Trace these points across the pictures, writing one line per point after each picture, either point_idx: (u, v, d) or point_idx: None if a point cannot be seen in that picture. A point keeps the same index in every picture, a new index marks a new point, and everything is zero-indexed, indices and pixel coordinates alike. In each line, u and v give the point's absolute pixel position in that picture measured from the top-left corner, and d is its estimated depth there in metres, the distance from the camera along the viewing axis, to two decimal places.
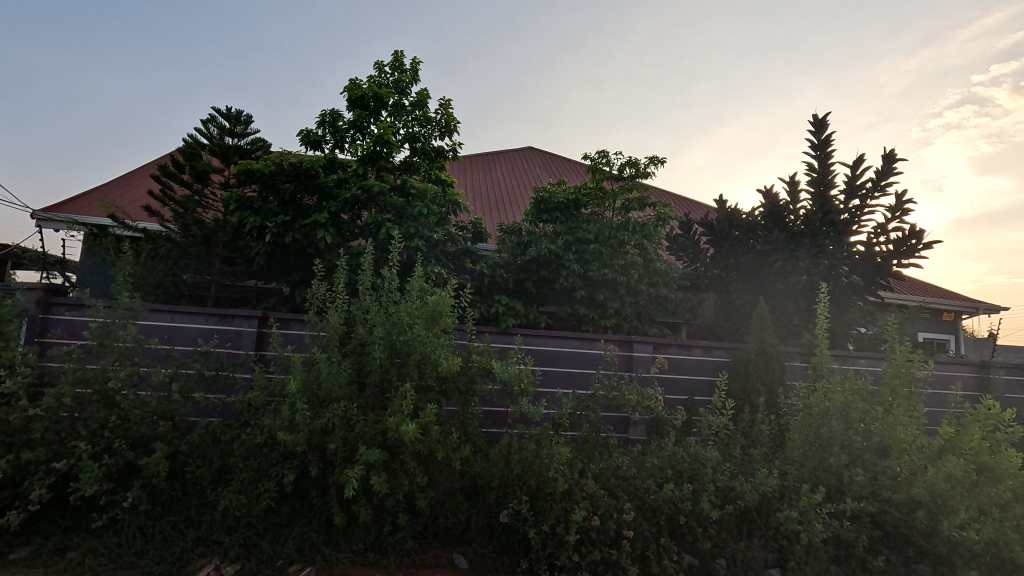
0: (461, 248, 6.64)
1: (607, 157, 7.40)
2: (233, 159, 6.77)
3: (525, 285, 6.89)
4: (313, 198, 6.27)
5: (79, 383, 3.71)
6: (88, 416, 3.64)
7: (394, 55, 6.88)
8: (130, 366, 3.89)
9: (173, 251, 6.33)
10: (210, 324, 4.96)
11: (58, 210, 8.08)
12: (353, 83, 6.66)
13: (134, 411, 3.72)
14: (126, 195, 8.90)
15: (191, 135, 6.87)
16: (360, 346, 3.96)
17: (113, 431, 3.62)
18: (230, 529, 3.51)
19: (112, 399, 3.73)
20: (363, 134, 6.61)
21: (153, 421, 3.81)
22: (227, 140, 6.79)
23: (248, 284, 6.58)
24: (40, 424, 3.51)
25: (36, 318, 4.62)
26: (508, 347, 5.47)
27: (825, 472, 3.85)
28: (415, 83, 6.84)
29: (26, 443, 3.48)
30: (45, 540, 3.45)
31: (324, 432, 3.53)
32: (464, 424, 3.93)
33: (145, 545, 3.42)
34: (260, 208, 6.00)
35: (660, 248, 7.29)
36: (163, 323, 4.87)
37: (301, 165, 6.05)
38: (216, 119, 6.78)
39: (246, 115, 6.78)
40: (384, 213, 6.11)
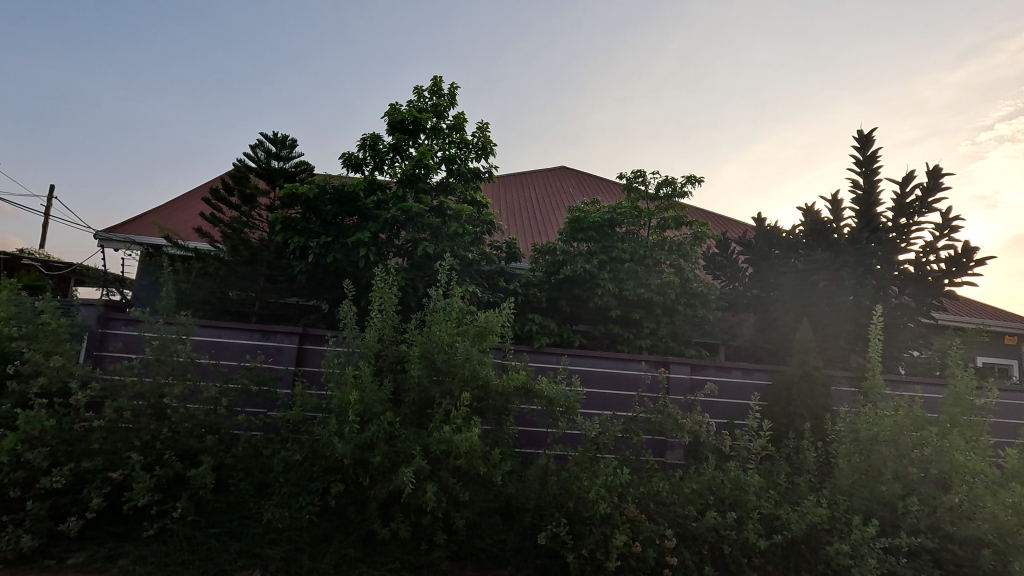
0: (495, 268, 6.72)
1: (642, 176, 7.35)
2: (278, 182, 7.09)
3: (558, 303, 6.88)
4: (353, 218, 6.45)
5: (136, 397, 3.90)
6: (142, 427, 3.81)
7: (433, 80, 7.09)
8: (182, 380, 4.09)
9: (221, 269, 6.62)
10: (254, 339, 5.15)
11: (118, 230, 8.59)
12: (394, 108, 6.88)
13: (183, 424, 3.89)
14: (179, 217, 9.40)
15: (240, 160, 7.21)
16: (397, 364, 4.03)
17: (165, 443, 3.80)
18: (271, 542, 3.59)
19: (164, 412, 3.90)
20: (402, 156, 6.82)
21: (201, 434, 3.97)
22: (274, 163, 7.10)
23: (289, 301, 6.81)
24: (99, 434, 3.70)
25: (95, 333, 4.91)
26: (546, 366, 5.46)
27: (878, 503, 3.64)
28: (452, 106, 7.03)
29: (85, 452, 3.67)
30: (98, 546, 3.58)
31: (367, 447, 3.58)
32: (500, 443, 3.92)
33: (190, 555, 3.50)
34: (303, 228, 6.22)
35: (697, 267, 7.18)
36: (209, 339, 5.08)
37: (344, 188, 6.26)
38: (264, 144, 7.11)
39: (292, 139, 7.09)
40: (420, 233, 6.26)
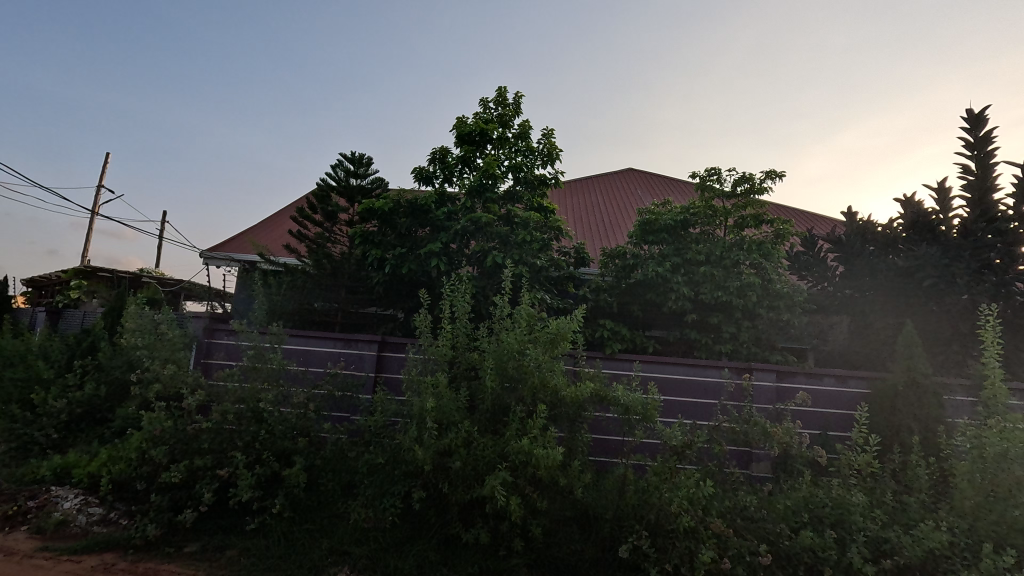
0: (565, 274, 6.70)
1: (717, 173, 7.04)
2: (357, 198, 7.52)
3: (630, 308, 6.72)
4: (425, 230, 6.68)
5: (237, 401, 4.26)
6: (243, 429, 4.15)
7: (498, 91, 7.23)
8: (275, 386, 4.41)
9: (307, 282, 7.09)
10: (337, 347, 5.47)
11: (220, 249, 9.48)
12: (461, 121, 7.08)
13: (278, 426, 4.20)
14: (270, 235, 10.22)
15: (323, 180, 7.73)
16: (471, 371, 4.11)
17: (263, 444, 4.12)
18: (358, 540, 3.77)
19: (261, 415, 4.22)
20: (470, 167, 6.98)
21: (294, 436, 4.26)
22: (352, 181, 7.54)
23: (369, 311, 7.17)
24: (208, 435, 4.07)
25: (202, 342, 5.44)
26: (620, 373, 5.36)
27: (1010, 530, 3.20)
28: (517, 115, 7.12)
29: (197, 450, 4.05)
30: (209, 537, 3.93)
31: (445, 452, 3.66)
32: (575, 451, 3.88)
33: (287, 549, 3.75)
34: (380, 241, 6.52)
35: (780, 267, 6.75)
36: (298, 348, 5.46)
37: (416, 202, 6.51)
38: (343, 163, 7.57)
39: (368, 157, 7.51)
40: (490, 242, 6.37)
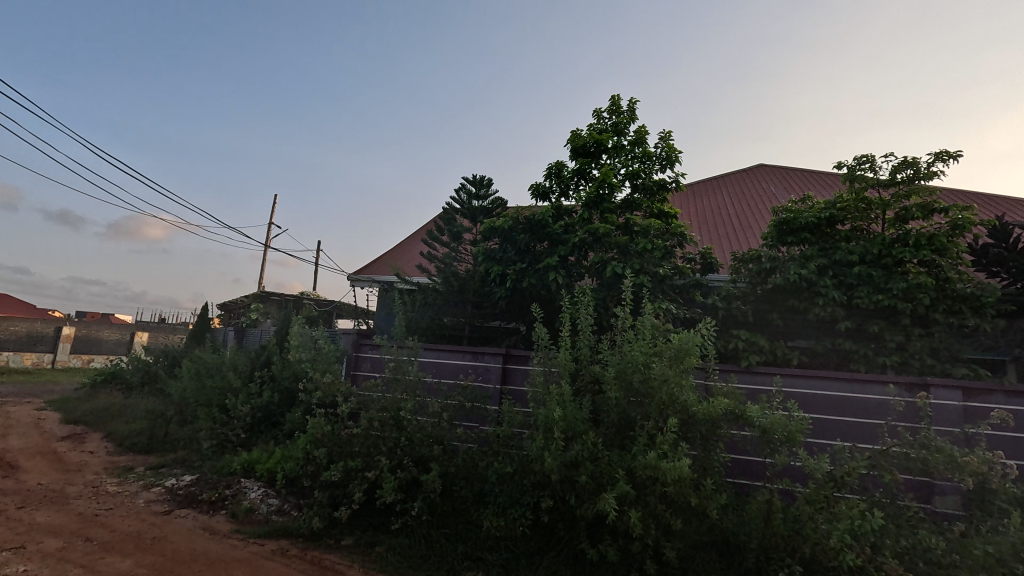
0: (690, 282, 6.36)
1: (870, 160, 6.20)
2: (479, 219, 7.93)
3: (769, 316, 6.04)
4: (544, 244, 6.77)
5: (381, 409, 4.68)
6: (386, 435, 4.55)
7: (612, 100, 7.15)
8: (413, 396, 4.77)
9: (437, 299, 7.59)
10: (465, 360, 5.78)
11: (363, 272, 10.61)
12: (575, 134, 7.12)
13: (416, 434, 4.56)
14: (405, 257, 11.18)
15: (448, 203, 8.28)
16: (594, 384, 4.06)
17: (404, 449, 4.49)
18: (491, 547, 3.92)
19: (402, 422, 4.60)
20: (586, 179, 6.97)
21: (430, 444, 4.57)
22: (474, 202, 7.98)
23: (493, 324, 7.48)
24: (359, 439, 4.53)
25: (351, 356, 6.11)
26: (760, 389, 4.90)
27: None
28: (632, 122, 6.98)
29: (350, 453, 4.54)
30: (362, 533, 4.36)
31: (572, 464, 3.65)
32: (711, 472, 3.62)
33: (427, 550, 4.02)
34: (501, 257, 6.75)
35: (960, 264, 5.70)
36: (431, 360, 5.88)
37: (535, 218, 6.66)
38: (466, 186, 8.04)
39: (488, 178, 7.89)
40: (609, 253, 6.27)
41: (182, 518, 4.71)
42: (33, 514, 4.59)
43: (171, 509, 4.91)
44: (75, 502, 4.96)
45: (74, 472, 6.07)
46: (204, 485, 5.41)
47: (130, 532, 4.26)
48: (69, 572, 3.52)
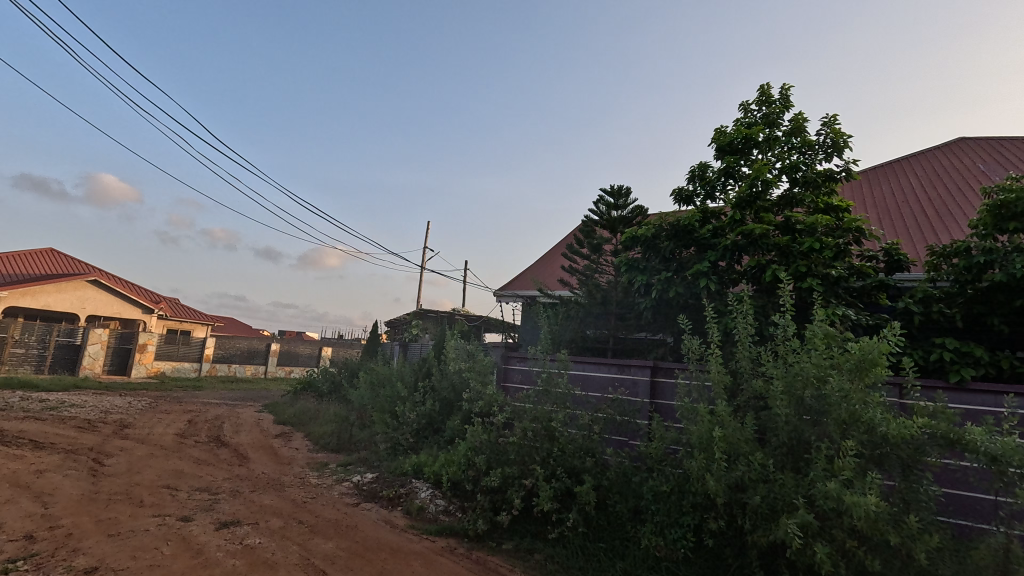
0: (873, 283, 5.53)
1: None
2: (619, 229, 7.85)
3: (987, 322, 5.05)
4: (691, 250, 6.42)
5: (533, 419, 4.81)
6: (539, 445, 4.67)
7: (760, 90, 6.59)
8: (563, 408, 4.85)
9: (579, 311, 7.64)
10: (611, 372, 5.74)
11: (508, 287, 11.15)
12: (720, 132, 6.70)
13: (568, 445, 4.61)
14: (546, 271, 11.50)
15: (587, 216, 8.31)
16: (757, 400, 3.79)
17: (556, 460, 4.58)
18: (651, 567, 3.80)
19: (553, 433, 4.69)
20: (735, 178, 6.48)
21: (582, 456, 4.61)
22: (613, 213, 7.92)
23: (638, 336, 7.30)
24: (514, 447, 4.75)
25: (501, 368, 6.51)
26: (979, 409, 4.05)
27: None
28: (787, 111, 6.36)
29: (506, 461, 4.77)
30: (521, 539, 4.54)
31: (739, 486, 3.42)
32: (917, 507, 3.07)
33: (584, 563, 4.01)
34: (645, 267, 6.50)
35: None
36: (577, 373, 5.96)
37: (679, 223, 6.31)
38: (604, 198, 8.01)
39: (626, 188, 7.79)
40: (767, 255, 5.71)
41: (367, 510, 5.37)
42: (262, 497, 5.62)
43: (359, 502, 5.63)
44: (289, 490, 5.97)
45: (286, 464, 7.32)
46: (383, 482, 6.12)
47: (331, 518, 4.99)
48: (289, 547, 4.24)
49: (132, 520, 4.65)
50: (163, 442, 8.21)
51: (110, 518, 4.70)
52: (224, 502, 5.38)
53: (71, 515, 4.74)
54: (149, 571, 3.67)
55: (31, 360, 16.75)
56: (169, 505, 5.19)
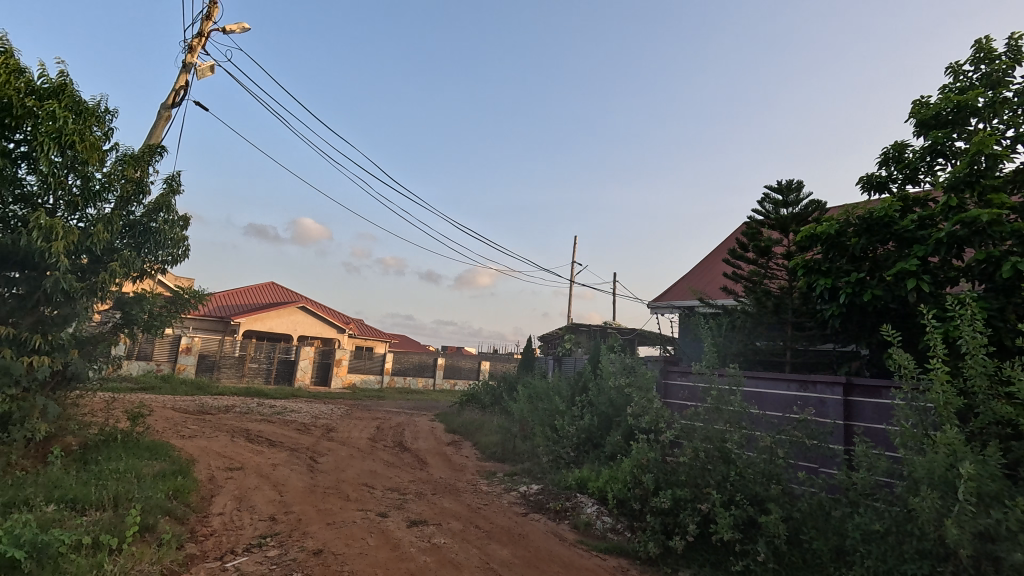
0: None
1: None
2: (791, 228, 7.03)
3: None
4: (890, 246, 5.45)
5: (704, 439, 4.50)
6: (713, 468, 4.35)
7: (976, 46, 5.44)
8: (739, 428, 4.45)
9: (747, 321, 7.05)
10: (792, 390, 5.15)
11: (663, 298, 10.70)
12: (921, 104, 5.67)
13: (748, 470, 4.21)
14: (704, 278, 10.81)
15: (749, 217, 7.58)
16: (1007, 428, 3.10)
17: (734, 485, 4.20)
18: None
19: (730, 456, 4.34)
20: (947, 155, 5.39)
21: (765, 482, 4.16)
22: (783, 211, 7.20)
23: (825, 348, 6.44)
24: (685, 468, 4.49)
25: (661, 383, 6.30)
26: None
27: None
28: (1017, 66, 5.21)
29: (677, 482, 4.53)
30: (699, 567, 4.24)
31: (991, 536, 2.79)
32: None
33: None
34: (829, 268, 5.58)
35: None
36: (750, 389, 5.48)
37: (872, 215, 5.36)
38: (770, 195, 7.31)
39: (797, 181, 7.03)
40: (1006, 246, 4.60)
41: (536, 521, 5.52)
42: (442, 500, 6.15)
43: (527, 512, 5.83)
44: (464, 495, 6.43)
45: (459, 471, 7.90)
46: (548, 495, 6.25)
47: (503, 525, 5.25)
48: (470, 549, 4.56)
49: (343, 512, 5.44)
50: (359, 445, 9.48)
51: (327, 508, 5.56)
52: (411, 502, 6.00)
53: (299, 503, 5.72)
54: (360, 558, 4.25)
55: (263, 373, 20.77)
56: (369, 501, 5.96)
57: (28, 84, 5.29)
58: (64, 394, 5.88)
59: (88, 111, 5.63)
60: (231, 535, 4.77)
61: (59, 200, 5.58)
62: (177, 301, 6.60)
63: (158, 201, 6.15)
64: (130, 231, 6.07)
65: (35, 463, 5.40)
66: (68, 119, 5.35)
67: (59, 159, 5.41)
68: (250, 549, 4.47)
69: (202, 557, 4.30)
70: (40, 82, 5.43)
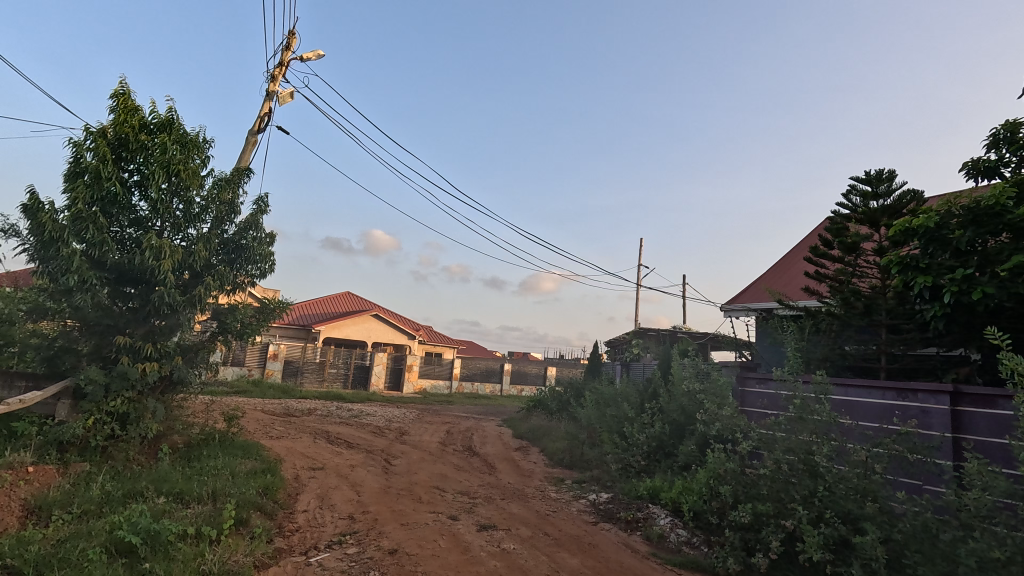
0: None
1: None
2: (882, 221, 6.45)
3: None
4: (1003, 237, 4.89)
5: (787, 450, 4.21)
6: (799, 482, 4.06)
7: None
8: (827, 440, 4.12)
9: (834, 324, 6.46)
10: (889, 398, 4.70)
11: (737, 300, 10.15)
12: None
13: (838, 485, 3.88)
14: (783, 278, 10.14)
15: (833, 211, 7.03)
16: None
17: (822, 501, 3.89)
18: None
19: (816, 469, 4.03)
20: None
21: (859, 499, 3.82)
22: (873, 203, 6.61)
23: (926, 352, 5.98)
24: (766, 481, 4.22)
25: (738, 391, 5.98)
26: None
27: None
28: None
29: (758, 496, 4.26)
30: None
31: None
32: None
33: None
34: (929, 264, 5.03)
35: None
36: (838, 398, 5.05)
37: (980, 203, 4.84)
38: (857, 186, 6.73)
39: (889, 170, 6.44)
40: None
41: (606, 530, 5.40)
42: (511, 505, 6.18)
43: (597, 521, 5.71)
44: (532, 501, 6.43)
45: (527, 477, 7.91)
46: (619, 504, 6.10)
47: (573, 534, 5.18)
48: (539, 557, 4.54)
49: (415, 513, 5.61)
50: (430, 448, 9.75)
51: (401, 509, 5.76)
52: (481, 506, 6.07)
53: (375, 503, 5.97)
54: (432, 559, 4.36)
55: (341, 378, 21.95)
56: (440, 504, 6.11)
57: (141, 121, 5.97)
58: (171, 397, 6.52)
59: (190, 142, 6.26)
60: (314, 532, 5.06)
61: (165, 224, 6.20)
62: (266, 311, 7.06)
63: (247, 220, 6.69)
64: (224, 248, 6.65)
65: (148, 459, 6.02)
66: (174, 151, 5.99)
67: (166, 186, 6.04)
68: (331, 545, 4.72)
69: (288, 551, 4.59)
70: (151, 118, 6.09)
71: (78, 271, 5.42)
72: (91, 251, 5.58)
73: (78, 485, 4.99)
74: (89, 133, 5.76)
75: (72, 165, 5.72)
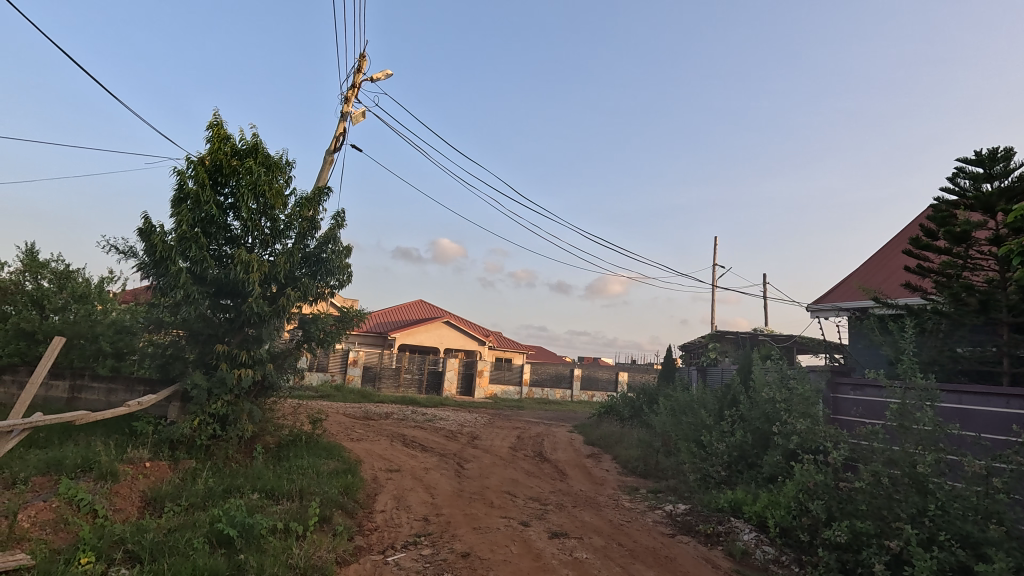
0: None
1: None
2: (999, 206, 5.72)
3: None
4: None
5: (889, 463, 3.83)
6: (904, 499, 3.65)
7: None
8: (936, 452, 3.69)
9: (941, 324, 5.79)
10: (1014, 407, 4.11)
11: (825, 300, 9.37)
12: None
13: (953, 503, 3.45)
14: (878, 274, 9.26)
15: (938, 197, 6.35)
16: None
17: (935, 521, 3.47)
18: None
19: (925, 486, 3.61)
20: None
21: (980, 521, 3.37)
22: (985, 187, 5.88)
23: None
24: (864, 496, 3.84)
25: (828, 397, 5.48)
26: None
27: None
28: None
29: (856, 513, 3.88)
30: None
31: None
32: None
33: None
34: None
35: None
36: (950, 406, 4.49)
37: None
38: (966, 168, 6.03)
39: (1005, 147, 5.70)
40: None
41: (685, 544, 5.14)
42: (583, 513, 6.07)
43: (675, 533, 5.46)
44: (606, 510, 6.27)
45: (599, 484, 7.75)
46: (697, 517, 5.80)
47: (649, 546, 4.99)
48: (613, 567, 4.40)
49: (487, 518, 5.66)
50: (501, 453, 9.80)
51: (472, 513, 5.83)
52: (552, 513, 6.01)
53: (448, 506, 6.10)
54: (504, 565, 4.36)
55: (415, 383, 22.71)
56: (511, 509, 6.12)
57: (232, 148, 6.55)
58: (263, 400, 7.05)
59: (274, 164, 6.76)
60: (391, 531, 5.25)
61: (255, 240, 6.75)
62: (345, 320, 7.40)
63: (327, 234, 7.11)
64: (307, 261, 7.10)
65: (244, 457, 6.53)
66: (260, 173, 6.51)
67: (255, 207, 6.59)
68: (407, 545, 4.86)
69: (367, 549, 4.80)
70: (241, 145, 6.65)
71: (183, 286, 6.03)
72: (194, 268, 6.17)
73: (186, 480, 5.51)
74: (190, 163, 6.38)
75: (177, 192, 6.35)
